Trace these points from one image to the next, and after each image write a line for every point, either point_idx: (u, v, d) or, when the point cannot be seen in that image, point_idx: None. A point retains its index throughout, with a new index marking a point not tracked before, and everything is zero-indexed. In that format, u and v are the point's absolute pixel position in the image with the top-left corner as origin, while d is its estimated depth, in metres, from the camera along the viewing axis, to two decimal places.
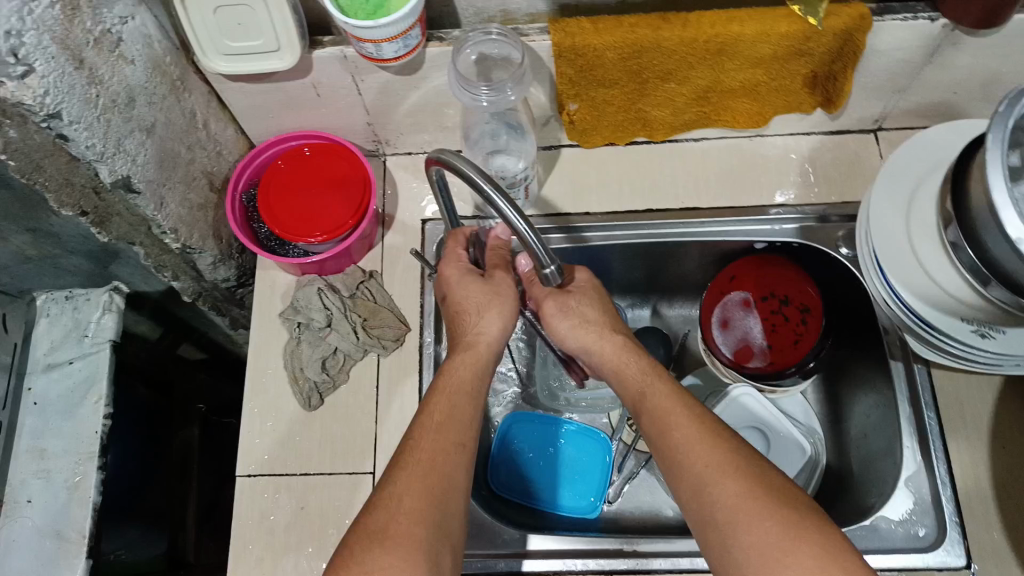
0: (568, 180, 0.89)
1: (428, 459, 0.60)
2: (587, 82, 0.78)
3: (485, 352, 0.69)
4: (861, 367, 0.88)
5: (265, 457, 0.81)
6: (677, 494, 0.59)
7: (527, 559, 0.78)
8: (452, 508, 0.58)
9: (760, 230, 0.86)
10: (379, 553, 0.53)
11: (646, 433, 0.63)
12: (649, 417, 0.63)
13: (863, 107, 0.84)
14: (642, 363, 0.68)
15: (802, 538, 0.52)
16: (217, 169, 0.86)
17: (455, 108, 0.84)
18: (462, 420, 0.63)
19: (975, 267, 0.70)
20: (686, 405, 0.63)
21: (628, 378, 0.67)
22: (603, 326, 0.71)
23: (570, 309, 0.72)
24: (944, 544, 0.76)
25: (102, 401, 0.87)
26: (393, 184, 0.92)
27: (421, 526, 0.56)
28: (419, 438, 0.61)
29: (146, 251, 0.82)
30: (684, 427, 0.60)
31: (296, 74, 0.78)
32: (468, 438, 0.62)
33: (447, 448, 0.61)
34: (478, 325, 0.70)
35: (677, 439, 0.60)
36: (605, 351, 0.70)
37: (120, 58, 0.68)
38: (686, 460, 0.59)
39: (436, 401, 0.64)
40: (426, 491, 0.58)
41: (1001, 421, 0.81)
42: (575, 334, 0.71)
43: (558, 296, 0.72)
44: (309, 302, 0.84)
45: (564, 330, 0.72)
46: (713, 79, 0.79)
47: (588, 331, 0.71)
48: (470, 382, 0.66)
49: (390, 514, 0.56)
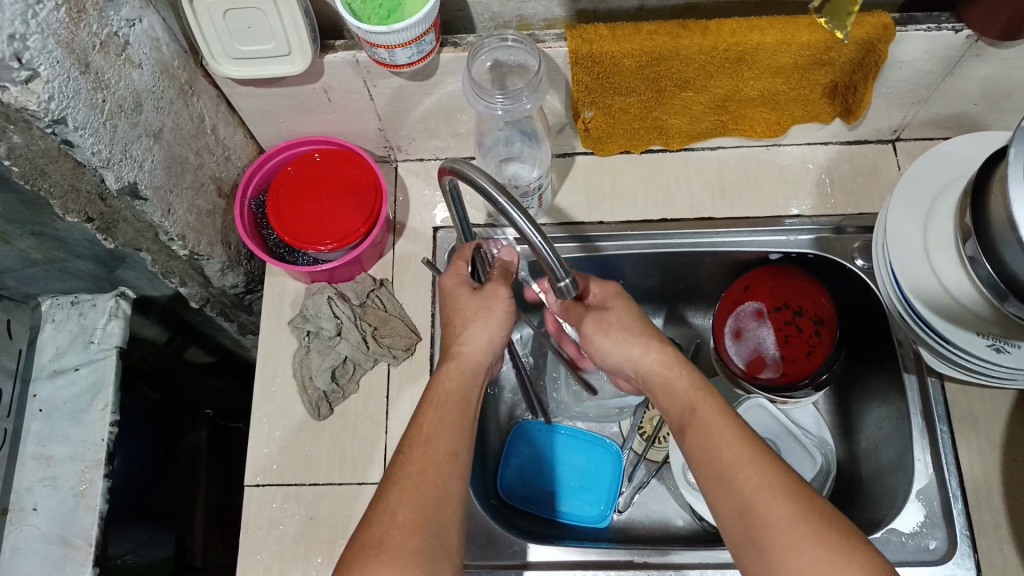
0: (582, 189, 0.88)
1: (418, 469, 0.58)
2: (604, 89, 0.77)
3: (470, 363, 0.67)
4: (874, 380, 0.87)
5: (273, 465, 0.80)
6: (720, 514, 0.57)
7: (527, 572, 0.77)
8: (447, 520, 0.56)
9: (775, 241, 0.85)
10: (375, 564, 0.52)
11: (690, 449, 0.60)
12: (694, 434, 0.60)
13: (882, 117, 0.83)
14: (691, 376, 0.65)
15: (852, 568, 0.50)
16: (225, 174, 0.85)
17: (469, 115, 0.83)
18: (454, 431, 0.61)
19: (993, 282, 0.69)
20: (734, 422, 0.60)
21: (672, 394, 0.64)
22: (647, 339, 0.68)
23: (610, 325, 0.69)
24: (955, 557, 0.75)
25: (109, 408, 0.86)
26: (405, 191, 0.91)
27: (416, 538, 0.54)
28: (408, 451, 0.60)
29: (153, 257, 0.81)
30: (734, 446, 0.58)
31: (307, 79, 0.76)
32: (459, 448, 0.61)
33: (438, 459, 0.59)
34: (463, 336, 0.68)
35: (725, 458, 0.57)
36: (653, 364, 0.67)
37: (126, 62, 0.67)
38: (735, 480, 0.56)
39: (425, 413, 0.63)
40: (417, 504, 0.56)
41: (1015, 435, 0.80)
42: (620, 349, 0.68)
43: (596, 315, 0.70)
44: (318, 310, 0.83)
45: (608, 348, 0.69)
46: (731, 88, 0.78)
47: (633, 344, 0.67)
48: (458, 392, 0.64)
49: (385, 526, 0.55)
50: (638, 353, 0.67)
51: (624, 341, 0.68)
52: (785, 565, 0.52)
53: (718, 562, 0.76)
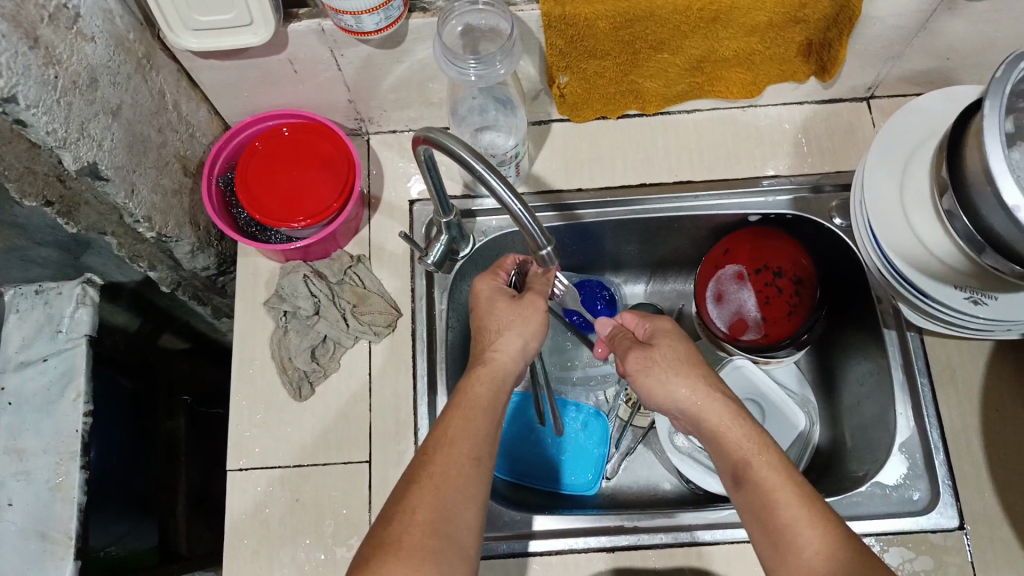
0: (559, 156, 0.87)
1: (440, 470, 0.58)
2: (579, 53, 0.75)
3: (503, 369, 0.66)
4: (853, 337, 0.89)
5: (256, 449, 0.79)
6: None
7: (532, 540, 0.76)
8: (461, 521, 0.56)
9: (753, 202, 0.85)
10: (393, 564, 0.52)
11: (745, 505, 0.59)
12: (750, 489, 0.58)
13: (857, 74, 0.83)
14: (743, 425, 0.62)
15: None
16: (191, 152, 0.82)
17: (440, 83, 0.81)
18: (478, 434, 0.61)
19: (970, 236, 0.69)
20: (792, 479, 0.58)
21: (726, 444, 0.62)
22: (694, 379, 0.65)
23: (654, 364, 0.66)
24: (938, 506, 0.77)
25: (81, 398, 0.84)
26: (378, 164, 0.89)
27: (433, 537, 0.55)
28: (430, 454, 0.60)
29: (119, 240, 0.79)
30: (793, 507, 0.56)
31: (271, 49, 0.73)
32: (483, 453, 0.60)
33: (459, 460, 0.59)
34: (496, 342, 0.67)
35: (785, 519, 0.56)
36: (702, 407, 0.64)
37: (78, 35, 0.63)
38: (795, 544, 0.55)
39: (451, 419, 0.62)
40: (438, 503, 0.56)
41: (993, 385, 0.81)
42: (664, 389, 0.66)
43: (641, 352, 0.68)
44: (294, 289, 0.80)
45: (652, 386, 0.66)
46: (707, 49, 0.77)
47: (677, 386, 0.65)
48: (487, 399, 0.63)
49: (404, 525, 0.55)
50: (683, 391, 0.65)
51: (672, 379, 0.65)
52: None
53: (711, 523, 0.76)
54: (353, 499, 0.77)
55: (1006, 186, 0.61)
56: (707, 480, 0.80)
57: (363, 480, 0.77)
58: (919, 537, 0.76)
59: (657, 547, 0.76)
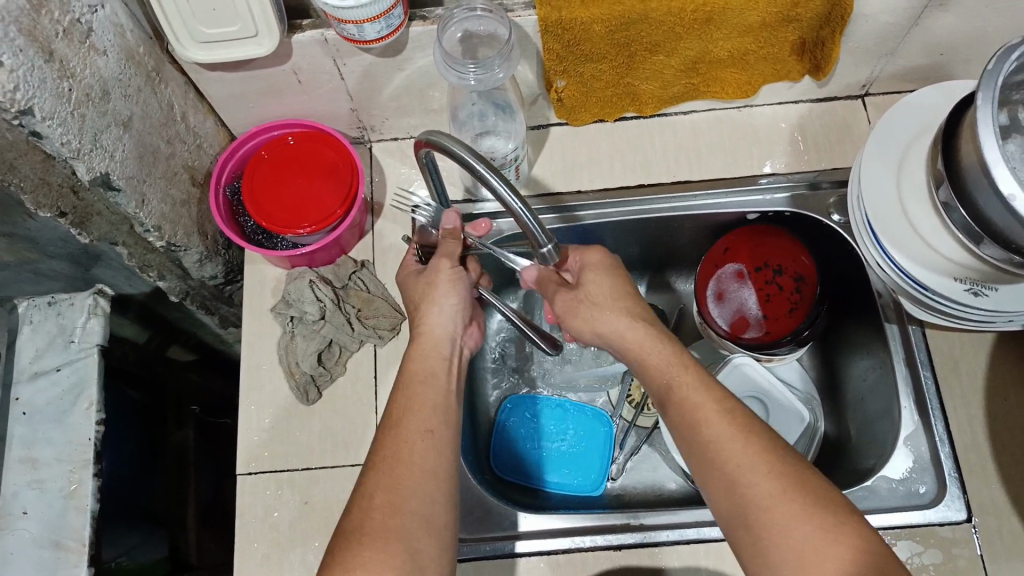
0: (558, 159, 0.88)
1: (393, 452, 0.60)
2: (576, 57, 0.77)
3: None
4: (855, 333, 0.89)
5: (266, 453, 0.80)
6: (709, 491, 0.59)
7: (521, 540, 0.77)
8: (441, 506, 0.58)
9: (753, 200, 0.86)
10: (359, 548, 0.54)
11: (676, 429, 0.62)
12: (679, 412, 0.62)
13: (850, 72, 0.84)
14: (666, 349, 0.66)
15: (840, 540, 0.52)
16: (198, 163, 0.84)
17: (440, 90, 0.83)
18: (426, 407, 0.63)
19: (968, 226, 0.69)
20: (715, 398, 0.62)
21: (651, 367, 0.66)
22: (619, 312, 0.69)
23: (580, 304, 0.70)
24: (945, 499, 0.77)
25: (93, 407, 0.85)
26: (381, 171, 0.91)
27: (397, 517, 0.56)
28: (383, 437, 0.62)
29: (129, 251, 0.80)
30: (717, 423, 0.60)
31: (275, 60, 0.75)
32: (437, 424, 0.62)
33: (413, 435, 0.61)
34: (419, 317, 0.70)
35: (707, 435, 0.59)
36: (627, 339, 0.68)
37: (91, 49, 0.65)
38: (718, 459, 0.58)
39: (399, 395, 0.65)
40: (396, 486, 0.57)
41: (997, 375, 0.81)
42: (594, 323, 0.70)
43: (570, 294, 0.71)
44: (300, 295, 0.82)
45: (581, 323, 0.71)
46: (702, 50, 0.78)
47: (603, 322, 0.69)
48: (428, 370, 0.67)
49: (365, 510, 0.57)
50: (614, 319, 0.69)
51: (603, 311, 0.69)
52: (772, 547, 0.53)
53: (716, 520, 0.77)
54: None
55: (1001, 174, 0.61)
56: None
57: None
58: (927, 531, 0.76)
59: (665, 544, 0.76)
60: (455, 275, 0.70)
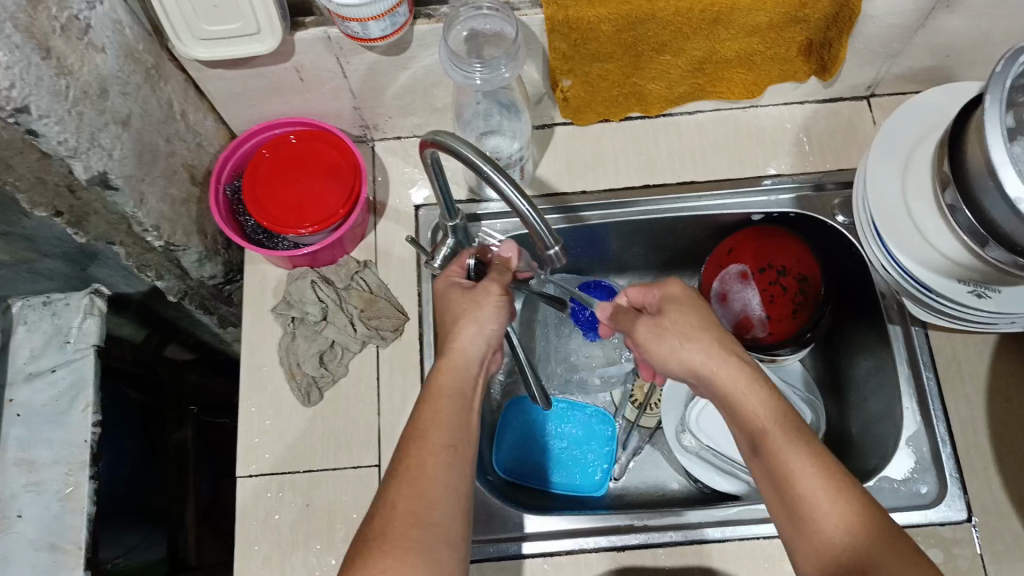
0: (563, 159, 0.88)
1: (410, 463, 0.59)
2: (582, 56, 0.76)
3: (463, 360, 0.66)
4: (858, 334, 0.90)
5: (267, 455, 0.79)
6: (797, 545, 0.56)
7: (527, 542, 0.77)
8: (449, 509, 0.57)
9: (757, 201, 0.86)
10: (381, 557, 0.53)
11: (765, 474, 0.59)
12: (768, 457, 0.58)
13: (857, 73, 0.84)
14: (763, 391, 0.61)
15: None
16: (198, 162, 0.83)
17: (444, 88, 0.82)
18: (441, 416, 0.62)
19: (973, 229, 0.69)
20: (810, 447, 0.58)
21: (745, 410, 0.61)
22: (710, 344, 0.64)
23: (664, 331, 0.66)
24: (946, 499, 0.77)
25: (90, 408, 0.84)
26: (384, 170, 0.89)
27: (416, 528, 0.55)
28: (404, 449, 0.60)
29: (127, 251, 0.79)
30: (810, 475, 0.56)
31: (277, 58, 0.74)
32: (458, 439, 0.61)
33: (436, 450, 0.60)
34: (454, 332, 0.68)
35: (801, 487, 0.56)
36: (717, 375, 0.63)
37: (89, 46, 0.64)
38: (812, 515, 0.55)
39: (420, 410, 0.63)
40: (415, 494, 0.57)
41: (999, 377, 0.81)
42: (675, 355, 0.65)
43: (651, 321, 0.67)
44: (302, 295, 0.82)
45: (663, 353, 0.66)
46: (708, 50, 0.77)
47: (690, 354, 0.64)
48: (451, 386, 0.65)
49: (386, 518, 0.56)
50: (700, 347, 0.64)
51: (685, 340, 0.65)
52: None
53: (718, 520, 0.77)
54: (364, 504, 0.77)
55: (1009, 178, 0.61)
56: (717, 481, 0.83)
57: (374, 485, 0.78)
58: (928, 531, 0.76)
59: (667, 546, 0.76)
60: (501, 302, 0.69)
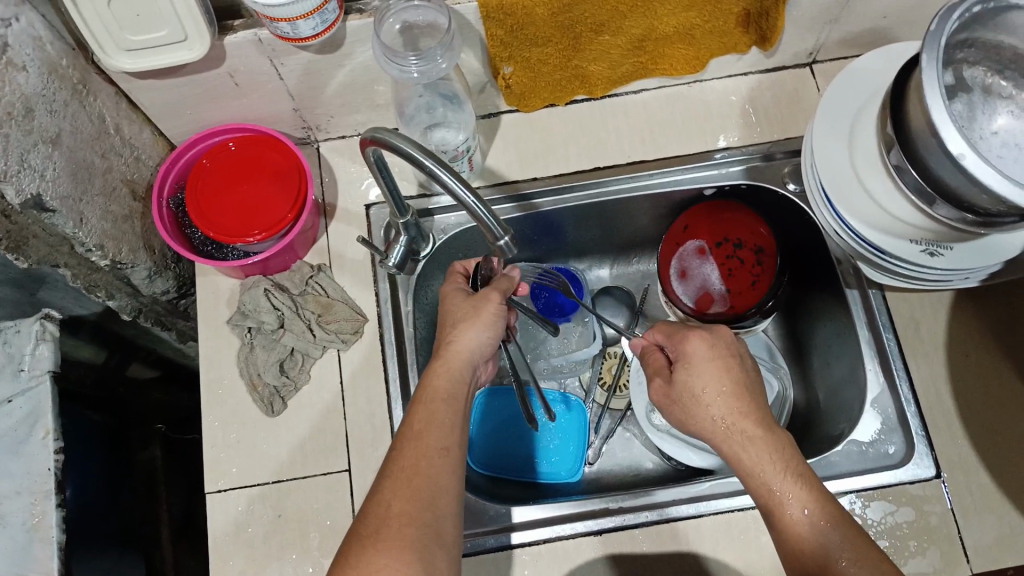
0: (511, 146, 0.87)
1: (410, 463, 0.59)
2: (520, 42, 0.75)
3: (458, 361, 0.67)
4: (818, 300, 0.90)
5: (234, 469, 0.78)
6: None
7: (515, 532, 0.76)
8: (442, 508, 0.57)
9: (708, 175, 0.86)
10: (374, 554, 0.53)
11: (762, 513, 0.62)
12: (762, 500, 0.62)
13: (797, 41, 0.84)
14: (764, 436, 0.63)
15: None
16: (138, 176, 0.81)
17: (384, 84, 0.80)
18: (436, 425, 0.61)
19: (920, 188, 0.69)
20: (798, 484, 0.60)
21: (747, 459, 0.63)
22: (719, 403, 0.65)
23: (677, 396, 0.68)
24: (914, 458, 0.77)
25: (50, 436, 0.82)
26: (331, 171, 0.88)
27: (412, 527, 0.55)
28: (401, 448, 0.60)
29: (72, 271, 0.78)
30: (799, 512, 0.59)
31: (208, 63, 0.72)
32: (451, 443, 0.61)
33: (429, 453, 0.59)
34: (452, 335, 0.68)
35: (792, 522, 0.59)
36: (728, 431, 0.64)
37: (9, 65, 0.62)
38: (802, 548, 0.59)
39: (415, 412, 0.63)
40: (411, 494, 0.57)
41: (957, 332, 0.82)
42: (689, 414, 0.67)
43: (667, 383, 0.69)
44: (256, 304, 0.80)
45: (679, 414, 0.68)
46: (647, 27, 0.77)
47: (698, 417, 0.66)
48: (446, 389, 0.64)
49: (381, 518, 0.56)
50: (705, 418, 0.65)
51: (692, 406, 0.66)
52: None
53: (693, 497, 0.77)
54: (336, 510, 0.76)
55: (948, 135, 0.60)
56: (690, 456, 0.82)
57: (345, 490, 0.77)
58: (898, 490, 0.76)
59: (644, 526, 0.76)
60: (500, 311, 0.70)
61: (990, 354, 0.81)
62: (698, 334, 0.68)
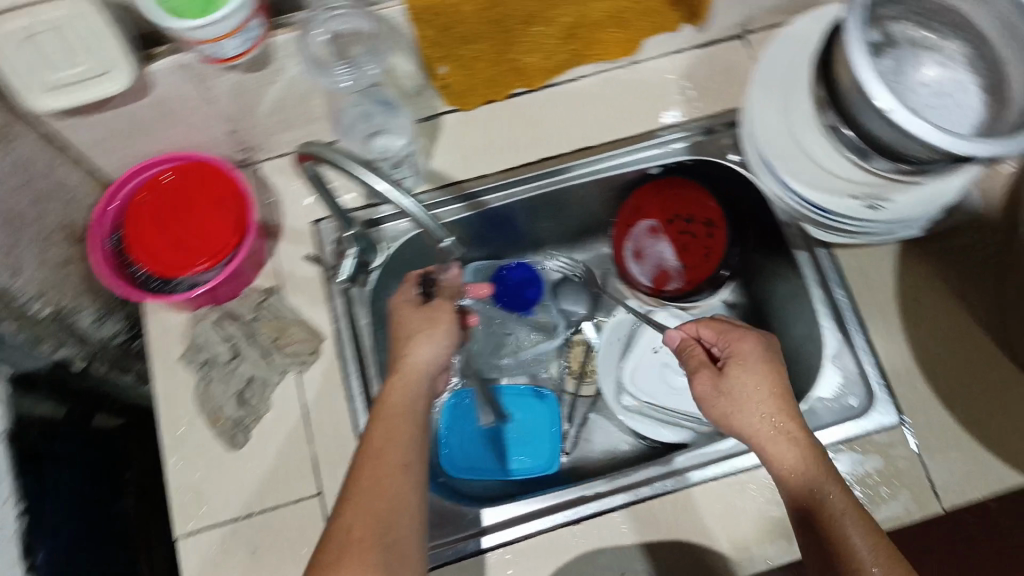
0: (454, 146, 0.86)
1: (374, 482, 0.58)
2: (452, 40, 0.74)
3: (414, 374, 0.67)
4: (772, 265, 0.92)
5: (204, 508, 0.75)
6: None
7: (486, 536, 0.76)
8: (402, 528, 0.57)
9: (651, 155, 0.87)
10: None
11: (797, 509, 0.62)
12: (803, 494, 0.62)
13: (727, 15, 0.85)
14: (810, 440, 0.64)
15: None
16: (73, 218, 0.78)
17: (319, 97, 0.79)
18: (399, 439, 0.61)
19: (857, 146, 0.70)
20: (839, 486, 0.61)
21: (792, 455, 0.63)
22: (771, 403, 0.66)
23: (725, 391, 0.68)
24: (877, 406, 0.80)
25: (12, 501, 0.78)
26: (275, 191, 0.86)
27: (372, 551, 0.54)
28: (360, 466, 0.60)
29: (17, 326, 0.73)
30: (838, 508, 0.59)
31: (133, 94, 0.69)
32: (411, 458, 0.61)
33: (390, 470, 0.59)
34: (408, 347, 0.68)
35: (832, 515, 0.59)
36: (774, 429, 0.65)
37: None
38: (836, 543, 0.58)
39: (374, 428, 0.63)
40: (370, 519, 0.56)
41: (905, 281, 0.84)
42: (734, 409, 0.67)
43: (714, 376, 0.70)
44: (208, 338, 0.80)
45: (722, 408, 0.68)
46: (577, 14, 0.77)
47: (746, 413, 0.66)
48: (403, 402, 0.65)
49: (343, 542, 0.55)
50: (754, 414, 0.66)
51: (739, 401, 0.67)
52: None
53: (671, 471, 0.77)
54: (312, 537, 0.74)
55: (876, 91, 0.62)
56: (661, 432, 0.87)
57: (319, 514, 0.75)
58: (865, 440, 0.79)
59: (620, 509, 0.76)
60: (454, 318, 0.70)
61: (939, 299, 0.83)
62: (756, 339, 0.70)
